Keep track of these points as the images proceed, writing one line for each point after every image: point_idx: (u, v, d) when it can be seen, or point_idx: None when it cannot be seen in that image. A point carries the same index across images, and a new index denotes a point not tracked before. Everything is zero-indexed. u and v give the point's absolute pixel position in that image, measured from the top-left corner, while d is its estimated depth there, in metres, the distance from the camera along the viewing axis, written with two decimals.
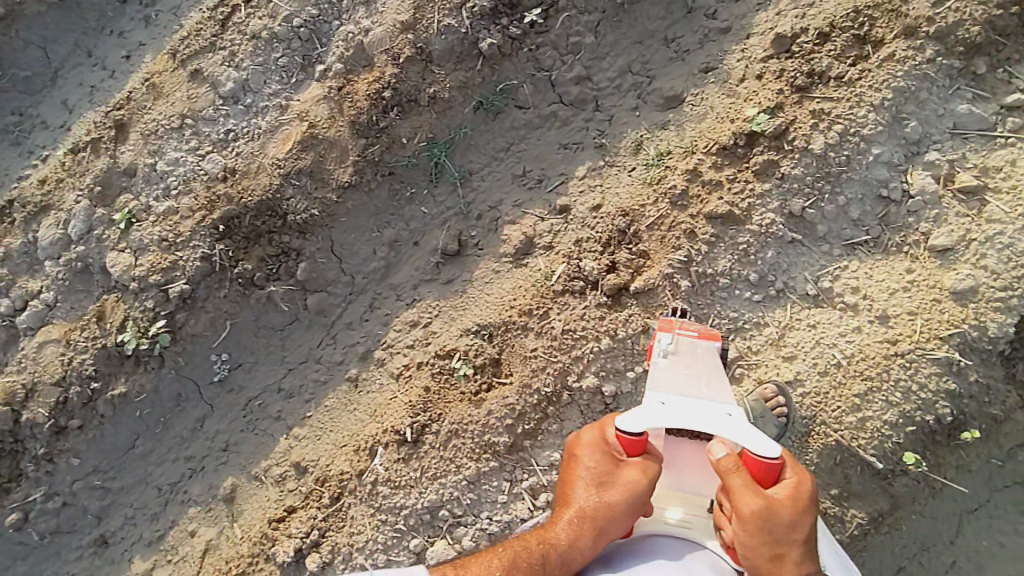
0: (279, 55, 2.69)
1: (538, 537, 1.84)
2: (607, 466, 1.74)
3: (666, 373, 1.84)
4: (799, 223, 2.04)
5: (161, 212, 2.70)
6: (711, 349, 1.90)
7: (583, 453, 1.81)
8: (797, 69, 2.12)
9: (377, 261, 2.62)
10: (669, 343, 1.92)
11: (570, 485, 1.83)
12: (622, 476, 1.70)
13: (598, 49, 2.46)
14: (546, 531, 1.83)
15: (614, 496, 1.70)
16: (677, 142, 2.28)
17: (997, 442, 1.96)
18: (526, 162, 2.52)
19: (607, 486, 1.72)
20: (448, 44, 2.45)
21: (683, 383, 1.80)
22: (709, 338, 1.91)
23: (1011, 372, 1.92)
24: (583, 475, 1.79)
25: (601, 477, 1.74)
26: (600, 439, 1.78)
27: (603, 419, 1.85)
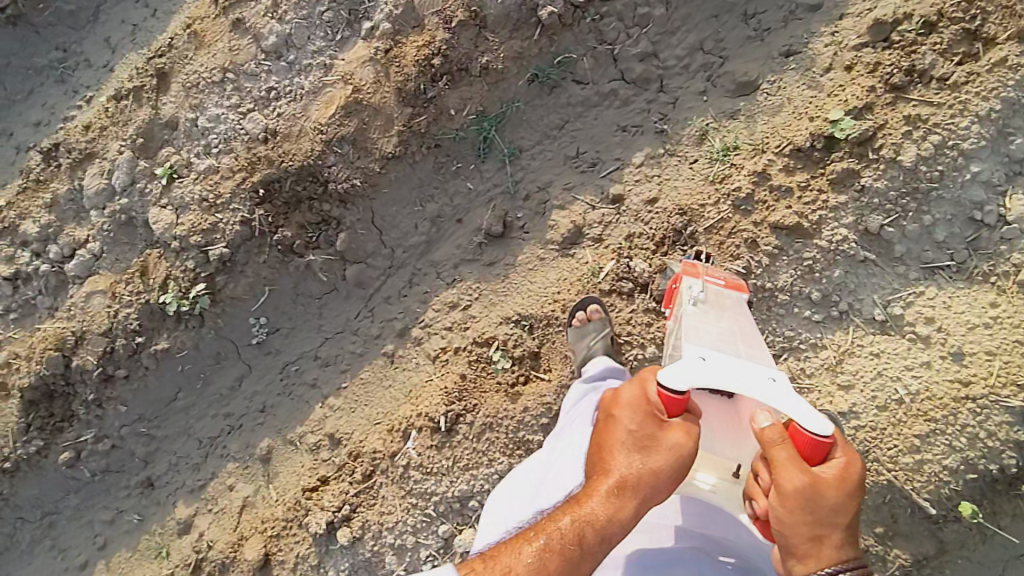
0: (324, 8, 2.53)
1: (572, 514, 1.55)
2: (651, 426, 1.56)
3: (696, 321, 1.76)
4: (874, 241, 1.87)
5: (202, 169, 2.65)
6: (738, 300, 1.85)
7: (620, 414, 1.61)
8: (895, 64, 1.88)
9: (419, 236, 2.54)
10: (699, 292, 1.86)
11: (603, 453, 1.61)
12: (668, 436, 1.53)
13: (669, 23, 2.24)
14: (582, 507, 1.56)
15: (663, 458, 1.52)
16: (747, 136, 2.09)
17: None
18: (580, 142, 2.35)
19: (652, 450, 1.54)
20: (504, 10, 2.27)
21: (715, 334, 1.71)
22: (737, 289, 1.85)
23: None
24: (623, 438, 1.58)
25: (645, 439, 1.54)
26: (640, 398, 1.59)
27: (640, 375, 1.65)
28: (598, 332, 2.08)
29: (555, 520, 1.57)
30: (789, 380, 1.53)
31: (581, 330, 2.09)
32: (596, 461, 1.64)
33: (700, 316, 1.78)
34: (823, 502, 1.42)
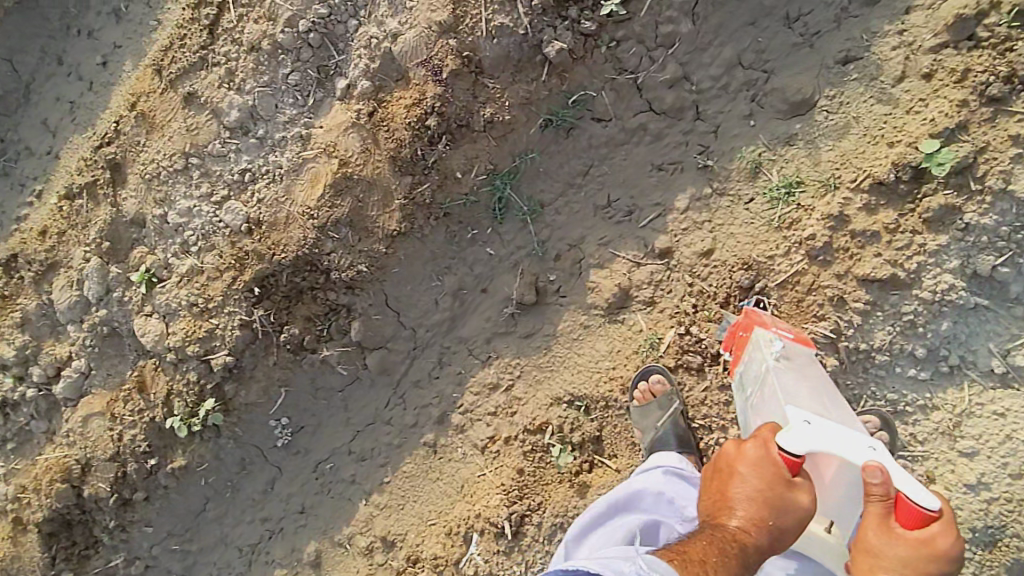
0: (288, 70, 2.17)
1: (706, 545, 1.30)
2: (783, 480, 1.30)
3: (785, 379, 1.55)
4: (984, 282, 1.60)
5: (184, 271, 2.34)
6: (808, 357, 1.65)
7: (746, 462, 1.35)
8: (988, 70, 1.59)
9: (441, 312, 2.25)
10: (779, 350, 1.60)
11: (724, 498, 1.36)
12: (797, 499, 1.29)
13: (698, 39, 1.91)
14: (718, 541, 1.31)
15: (795, 518, 1.29)
16: (812, 167, 1.80)
17: None
18: (611, 189, 2.05)
19: (781, 511, 1.29)
20: (502, 49, 1.93)
21: (809, 395, 1.50)
22: (807, 343, 1.67)
23: None
24: (747, 492, 1.32)
25: (774, 501, 1.29)
26: (765, 456, 1.33)
27: (761, 428, 1.40)
28: (666, 407, 1.86)
29: (687, 552, 1.30)
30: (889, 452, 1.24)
31: (645, 409, 1.88)
32: (711, 506, 1.39)
33: (788, 374, 1.56)
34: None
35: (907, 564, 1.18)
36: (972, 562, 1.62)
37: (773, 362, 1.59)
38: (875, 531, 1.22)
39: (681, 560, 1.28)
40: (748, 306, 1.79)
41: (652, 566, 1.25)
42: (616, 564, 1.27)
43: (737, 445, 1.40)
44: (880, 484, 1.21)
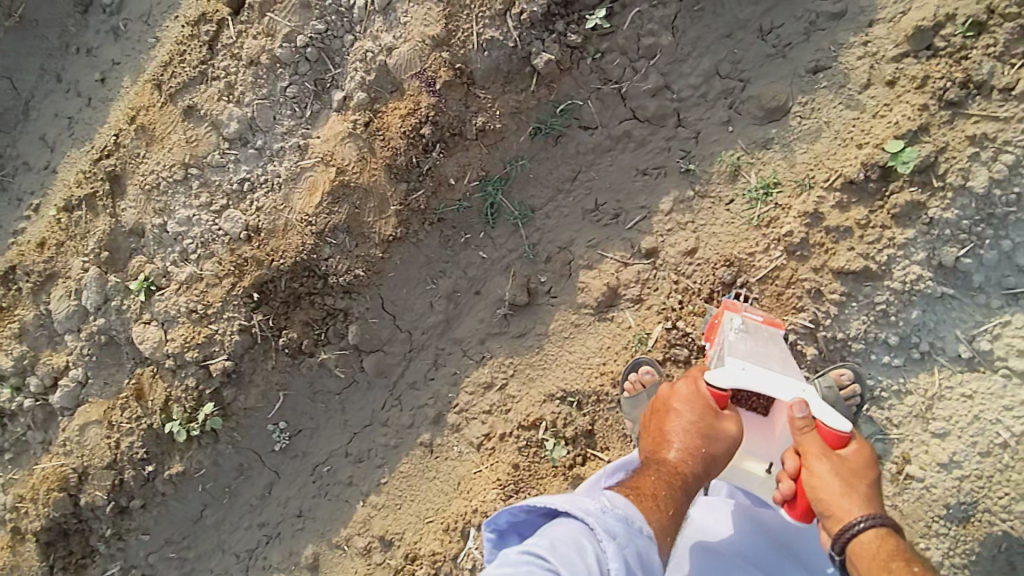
0: (287, 83, 2.25)
1: (655, 477, 1.46)
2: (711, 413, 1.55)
3: (738, 344, 1.69)
4: (950, 273, 1.71)
5: (183, 279, 2.39)
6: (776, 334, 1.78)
7: (679, 400, 1.59)
8: (946, 77, 1.71)
9: (436, 314, 2.33)
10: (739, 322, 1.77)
11: (662, 435, 1.57)
12: (725, 426, 1.53)
13: (678, 51, 2.02)
14: (663, 472, 1.48)
15: (724, 445, 1.51)
16: (788, 169, 1.91)
17: None
18: (598, 193, 2.15)
19: (713, 437, 1.51)
20: (493, 62, 2.03)
21: (757, 353, 1.66)
22: (775, 325, 1.79)
23: None
24: (684, 424, 1.54)
25: (707, 428, 1.51)
26: (696, 392, 1.59)
27: (695, 372, 1.65)
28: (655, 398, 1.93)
29: (637, 483, 1.45)
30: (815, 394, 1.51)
31: (634, 399, 1.95)
32: (651, 445, 1.58)
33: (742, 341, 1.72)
34: (858, 484, 1.43)
35: (847, 475, 1.43)
36: (948, 537, 1.72)
37: (731, 334, 1.74)
38: (821, 459, 1.46)
39: (637, 490, 1.41)
40: (724, 299, 1.91)
41: (612, 502, 1.32)
42: (585, 501, 1.31)
43: (671, 387, 1.65)
44: (804, 414, 1.50)
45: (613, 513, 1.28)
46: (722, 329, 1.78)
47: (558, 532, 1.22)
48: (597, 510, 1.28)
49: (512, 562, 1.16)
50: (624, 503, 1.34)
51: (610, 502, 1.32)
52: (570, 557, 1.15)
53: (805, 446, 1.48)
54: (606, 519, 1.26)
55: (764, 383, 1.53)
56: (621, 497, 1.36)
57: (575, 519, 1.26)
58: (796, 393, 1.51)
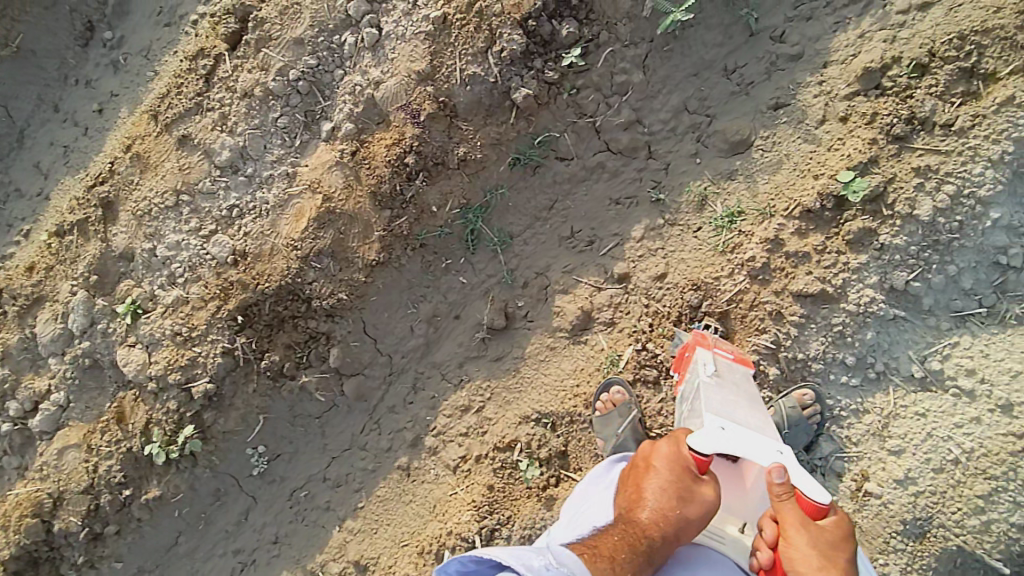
0: (278, 114, 2.36)
1: (619, 540, 1.51)
2: (686, 476, 1.55)
3: (712, 393, 1.72)
4: (900, 296, 1.81)
5: (169, 301, 2.44)
6: (744, 375, 1.84)
7: (658, 461, 1.60)
8: (893, 113, 1.84)
9: (416, 338, 2.39)
10: (713, 366, 1.79)
11: (637, 495, 1.59)
12: (701, 491, 1.51)
13: (649, 88, 2.15)
14: (628, 535, 1.52)
15: (698, 511, 1.50)
16: (751, 199, 2.02)
17: None
18: (574, 221, 2.25)
19: (688, 500, 1.51)
20: (475, 96, 2.15)
21: (733, 406, 1.70)
22: (744, 364, 1.84)
23: None
24: (659, 483, 1.56)
25: (682, 490, 1.52)
26: (676, 452, 1.59)
27: (677, 431, 1.66)
28: (625, 415, 2.00)
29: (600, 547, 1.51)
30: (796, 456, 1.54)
31: (606, 417, 2.02)
32: (627, 503, 1.61)
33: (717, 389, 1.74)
34: (837, 559, 1.40)
35: (826, 550, 1.40)
36: (905, 553, 1.77)
37: (705, 377, 1.76)
38: (797, 529, 1.43)
39: (593, 554, 1.47)
40: (697, 330, 1.94)
41: (557, 559, 1.37)
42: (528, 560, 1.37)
43: (653, 444, 1.67)
44: (783, 481, 1.48)
45: (553, 574, 1.33)
46: (696, 368, 1.81)
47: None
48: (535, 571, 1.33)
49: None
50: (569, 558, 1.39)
51: (552, 560, 1.37)
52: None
53: (783, 513, 1.45)
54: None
55: (745, 450, 1.54)
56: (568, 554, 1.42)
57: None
58: (776, 459, 1.51)
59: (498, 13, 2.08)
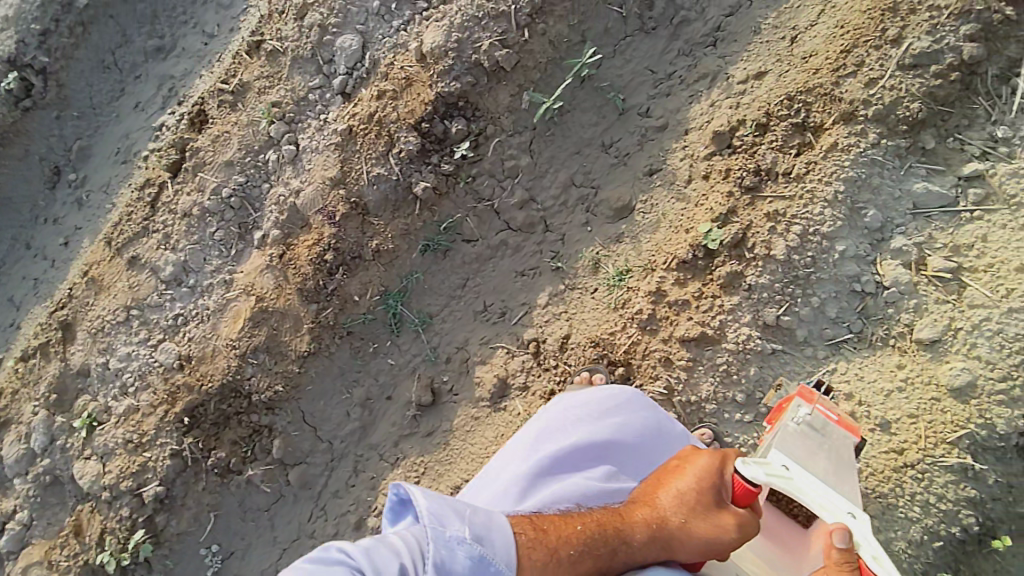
0: (214, 228, 2.56)
1: (610, 520, 1.62)
2: (710, 497, 1.59)
3: (792, 439, 1.71)
4: (776, 331, 1.99)
5: (121, 411, 2.57)
6: (847, 440, 1.72)
7: (693, 468, 1.67)
8: (743, 167, 2.09)
9: (353, 422, 2.50)
10: (804, 415, 1.75)
11: (651, 491, 1.70)
12: (724, 517, 1.56)
13: (536, 170, 2.38)
14: (623, 518, 1.63)
15: (706, 530, 1.56)
16: (635, 257, 2.22)
17: None
18: (485, 296, 2.41)
19: (699, 514, 1.58)
20: (382, 193, 2.36)
21: (812, 458, 1.67)
22: (849, 429, 1.72)
23: None
24: (679, 486, 1.64)
25: (699, 503, 1.59)
26: (717, 469, 1.64)
27: (727, 451, 1.70)
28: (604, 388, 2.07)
29: (573, 526, 1.58)
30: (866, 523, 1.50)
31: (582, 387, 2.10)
32: (638, 496, 1.72)
33: (800, 439, 1.71)
34: None
35: None
36: None
37: (790, 425, 1.75)
38: None
39: (540, 538, 1.51)
40: (805, 385, 1.84)
41: (471, 528, 1.43)
42: (447, 517, 1.43)
43: (695, 452, 1.73)
44: (845, 548, 1.46)
45: (460, 548, 1.38)
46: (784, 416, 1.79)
47: (397, 540, 1.39)
48: (442, 538, 1.39)
49: (322, 559, 1.35)
50: (498, 531, 1.46)
51: (470, 531, 1.42)
52: (380, 565, 1.31)
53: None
54: (448, 552, 1.37)
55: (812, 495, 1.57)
56: (499, 524, 1.48)
57: (419, 528, 1.42)
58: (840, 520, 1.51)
59: (395, 120, 2.34)
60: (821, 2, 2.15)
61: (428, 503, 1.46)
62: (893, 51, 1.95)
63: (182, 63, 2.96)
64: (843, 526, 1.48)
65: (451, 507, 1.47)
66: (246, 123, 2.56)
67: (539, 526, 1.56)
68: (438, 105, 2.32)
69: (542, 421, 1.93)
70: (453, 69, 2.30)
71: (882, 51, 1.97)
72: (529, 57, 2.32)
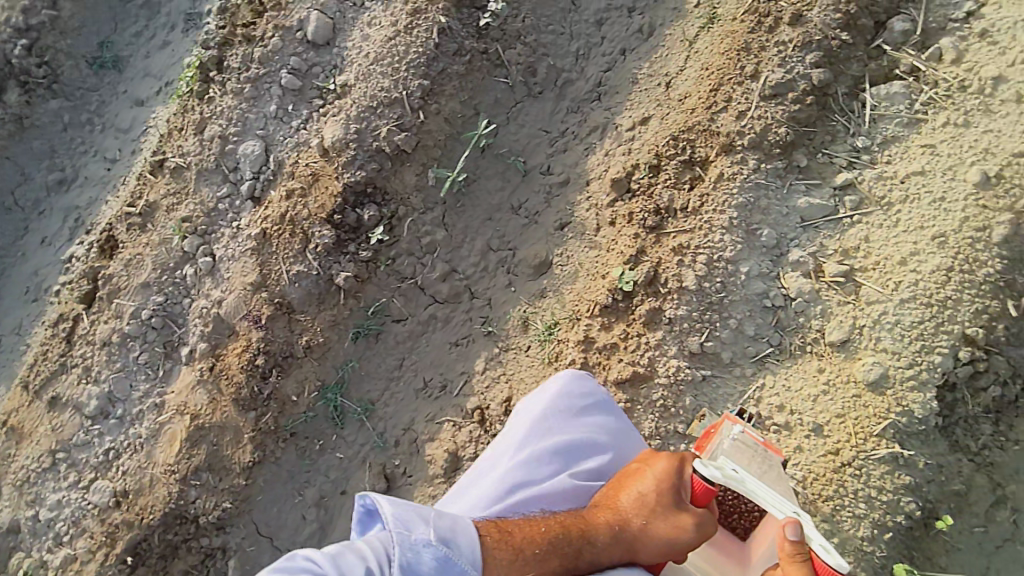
0: (137, 352, 2.50)
1: (574, 523, 1.73)
2: (669, 497, 1.70)
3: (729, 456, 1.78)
4: (703, 358, 2.07)
5: (59, 563, 2.41)
6: (774, 461, 1.80)
7: (652, 471, 1.76)
8: (644, 209, 2.22)
9: (310, 525, 2.40)
10: (738, 434, 1.82)
11: (615, 493, 1.80)
12: (681, 518, 1.67)
13: (453, 241, 2.45)
14: (586, 522, 1.74)
15: (664, 530, 1.67)
16: (560, 309, 2.29)
17: (969, 513, 1.95)
18: (424, 372, 2.42)
19: (658, 514, 1.69)
20: (305, 289, 2.36)
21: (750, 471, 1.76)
22: (776, 451, 1.81)
23: (953, 441, 1.94)
24: (640, 489, 1.74)
25: (657, 504, 1.70)
26: (674, 471, 1.74)
27: (682, 453, 1.80)
28: None
29: (538, 529, 1.70)
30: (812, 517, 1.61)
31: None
32: (602, 498, 1.81)
33: (735, 455, 1.79)
34: None
35: None
36: None
37: (728, 441, 1.81)
38: None
39: (505, 539, 1.65)
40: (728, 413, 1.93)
41: (436, 529, 1.58)
42: (412, 522, 1.58)
43: (654, 454, 1.83)
44: (798, 540, 1.57)
45: (423, 549, 1.53)
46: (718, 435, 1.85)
47: (365, 545, 1.54)
48: (408, 542, 1.54)
49: (291, 567, 1.48)
50: (463, 532, 1.60)
51: (434, 533, 1.56)
52: (347, 570, 1.45)
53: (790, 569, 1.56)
54: (412, 553, 1.52)
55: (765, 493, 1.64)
56: (464, 527, 1.62)
57: (385, 533, 1.57)
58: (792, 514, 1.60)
59: (307, 216, 2.37)
60: (686, 48, 2.38)
61: (394, 510, 1.60)
62: (754, 85, 2.17)
63: (86, 192, 2.91)
64: (794, 520, 1.58)
65: (416, 513, 1.60)
66: (158, 242, 2.53)
67: (505, 534, 1.67)
68: (346, 196, 2.37)
69: (525, 420, 1.96)
70: (357, 159, 2.37)
71: (744, 86, 2.18)
72: (428, 136, 2.41)
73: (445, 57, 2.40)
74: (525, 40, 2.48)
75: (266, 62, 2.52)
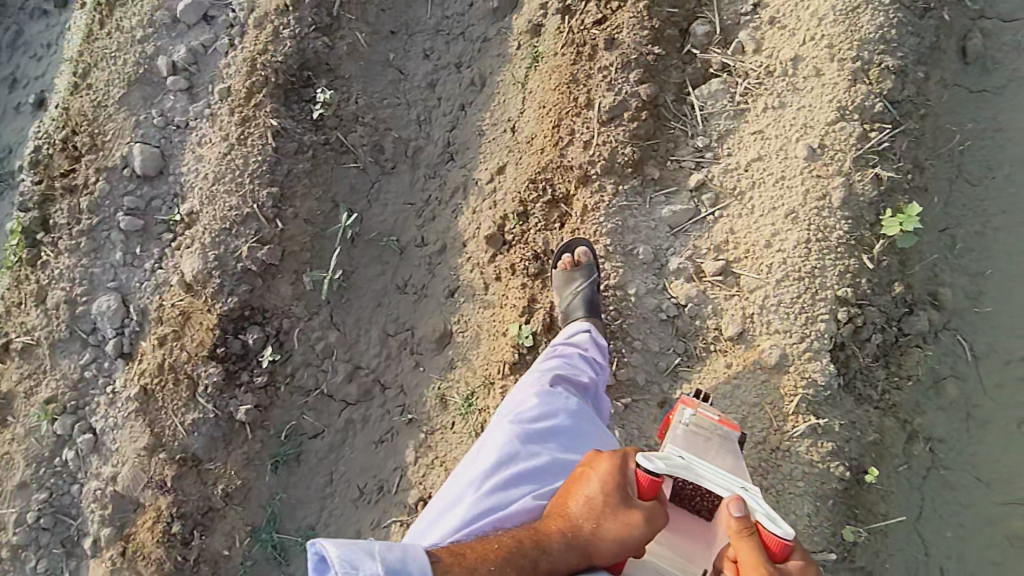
0: (33, 561, 2.25)
1: (520, 539, 1.48)
2: (615, 493, 1.47)
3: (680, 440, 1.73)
4: (621, 386, 2.17)
5: None
6: (730, 438, 1.76)
7: (596, 472, 1.54)
8: (524, 258, 2.27)
9: None
10: (690, 417, 1.79)
11: (564, 500, 1.56)
12: (632, 512, 1.44)
13: (348, 339, 2.36)
14: (533, 535, 1.49)
15: (614, 530, 1.43)
16: (473, 377, 2.26)
17: (890, 456, 2.13)
18: (356, 480, 2.32)
19: (608, 514, 1.45)
20: (206, 435, 2.21)
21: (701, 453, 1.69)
22: (731, 426, 1.78)
23: (857, 395, 2.12)
24: (586, 489, 1.51)
25: (603, 503, 1.47)
26: (616, 465, 1.53)
27: (623, 449, 1.59)
28: (586, 274, 2.10)
29: (485, 549, 1.45)
30: (756, 489, 1.45)
31: (569, 276, 2.11)
32: (552, 509, 1.57)
33: (687, 439, 1.73)
34: None
35: None
36: None
37: (681, 427, 1.77)
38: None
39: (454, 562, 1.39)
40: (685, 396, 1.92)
41: (388, 560, 1.30)
42: (359, 561, 1.29)
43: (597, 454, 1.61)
44: (742, 516, 1.37)
45: None
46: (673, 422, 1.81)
47: None
48: None
49: None
50: (416, 561, 1.32)
51: (384, 566, 1.29)
52: None
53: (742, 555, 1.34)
54: None
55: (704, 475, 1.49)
56: (416, 555, 1.34)
57: None
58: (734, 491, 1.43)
59: (187, 360, 2.21)
60: (520, 90, 2.43)
61: (335, 549, 1.30)
62: (591, 113, 2.26)
63: None
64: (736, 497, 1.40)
65: (362, 550, 1.31)
66: (26, 433, 2.29)
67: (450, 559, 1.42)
68: (224, 326, 2.23)
69: (489, 448, 1.75)
70: (224, 285, 2.25)
71: (582, 115, 2.27)
72: (292, 242, 2.30)
73: (287, 158, 2.31)
74: (363, 121, 2.42)
75: (96, 210, 2.34)
